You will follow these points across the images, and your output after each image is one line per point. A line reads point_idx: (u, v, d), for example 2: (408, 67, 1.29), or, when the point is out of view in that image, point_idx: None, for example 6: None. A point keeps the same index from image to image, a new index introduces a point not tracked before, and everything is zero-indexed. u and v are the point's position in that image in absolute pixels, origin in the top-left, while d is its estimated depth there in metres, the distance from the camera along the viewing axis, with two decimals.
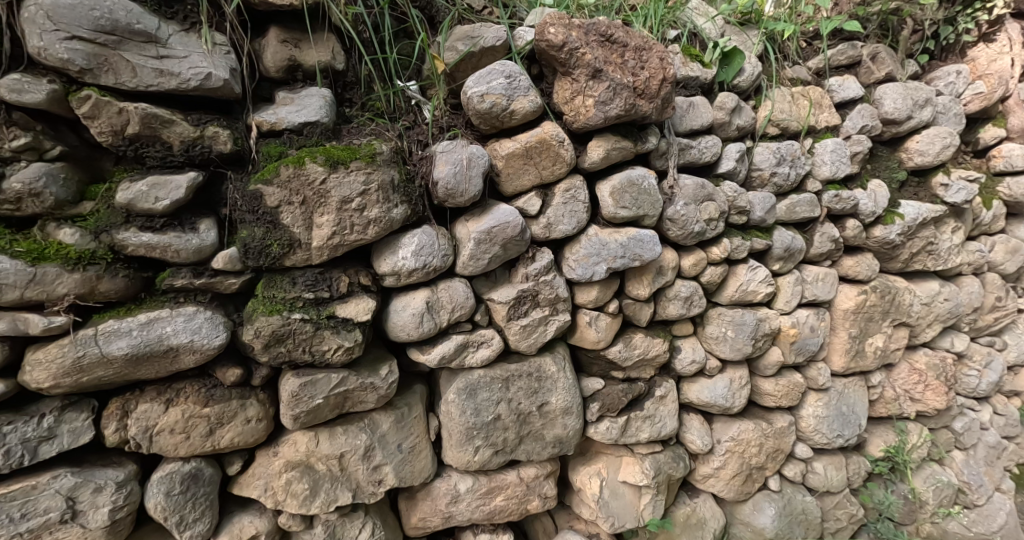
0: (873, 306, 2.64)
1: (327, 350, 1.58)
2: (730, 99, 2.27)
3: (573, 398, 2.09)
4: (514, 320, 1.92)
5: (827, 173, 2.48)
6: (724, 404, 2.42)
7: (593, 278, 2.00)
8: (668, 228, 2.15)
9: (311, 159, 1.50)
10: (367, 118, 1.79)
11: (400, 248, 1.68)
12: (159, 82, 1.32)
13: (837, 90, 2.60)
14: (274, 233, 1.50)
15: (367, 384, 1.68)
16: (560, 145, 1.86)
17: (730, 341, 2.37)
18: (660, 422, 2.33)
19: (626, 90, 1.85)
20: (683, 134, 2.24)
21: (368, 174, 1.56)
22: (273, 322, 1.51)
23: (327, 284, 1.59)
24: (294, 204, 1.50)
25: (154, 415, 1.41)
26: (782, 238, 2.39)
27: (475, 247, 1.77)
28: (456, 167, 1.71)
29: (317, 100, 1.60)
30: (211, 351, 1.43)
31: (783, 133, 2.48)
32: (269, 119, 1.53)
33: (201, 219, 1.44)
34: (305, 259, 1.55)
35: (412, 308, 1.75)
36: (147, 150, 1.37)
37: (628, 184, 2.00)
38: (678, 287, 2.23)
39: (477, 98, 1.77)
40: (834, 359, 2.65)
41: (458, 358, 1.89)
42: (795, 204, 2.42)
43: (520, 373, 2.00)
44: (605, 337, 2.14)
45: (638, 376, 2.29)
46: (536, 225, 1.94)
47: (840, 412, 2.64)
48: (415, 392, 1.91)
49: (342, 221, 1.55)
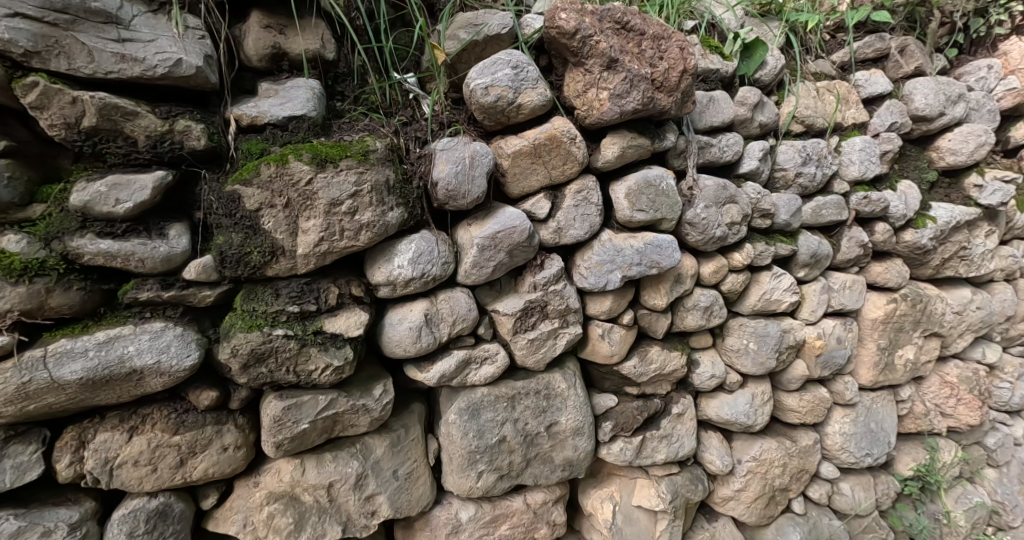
0: (904, 316, 2.47)
1: (313, 370, 1.43)
2: (753, 93, 2.13)
3: (585, 417, 1.93)
4: (521, 334, 1.76)
5: (855, 174, 2.32)
6: (746, 422, 2.24)
7: (607, 286, 1.84)
8: (687, 233, 1.99)
9: (295, 157, 1.35)
10: (360, 113, 1.63)
11: (396, 255, 1.53)
12: (120, 68, 1.16)
13: (864, 86, 2.44)
14: (254, 240, 1.35)
15: (358, 406, 1.51)
16: (571, 142, 1.70)
17: (753, 354, 2.20)
18: (677, 442, 2.16)
19: (645, 82, 1.69)
20: (702, 131, 2.08)
21: (359, 174, 1.41)
22: (252, 339, 1.34)
23: (314, 296, 1.43)
24: (277, 208, 1.35)
25: (115, 446, 1.25)
26: (808, 243, 2.22)
27: (478, 254, 1.61)
28: (457, 166, 1.55)
29: (304, 93, 1.45)
30: (182, 373, 1.27)
31: (808, 131, 2.32)
32: (249, 113, 1.37)
33: (170, 224, 1.28)
34: (289, 268, 1.40)
35: (408, 322, 1.59)
36: (107, 145, 1.21)
37: (645, 185, 1.84)
38: (697, 296, 2.07)
39: (481, 90, 1.61)
40: (861, 372, 2.47)
41: (460, 376, 1.73)
42: (822, 207, 2.25)
43: (527, 391, 1.84)
44: (619, 351, 1.97)
45: (653, 392, 2.13)
46: (545, 230, 1.78)
47: (868, 429, 2.47)
48: (413, 412, 1.74)
49: (331, 225, 1.39)
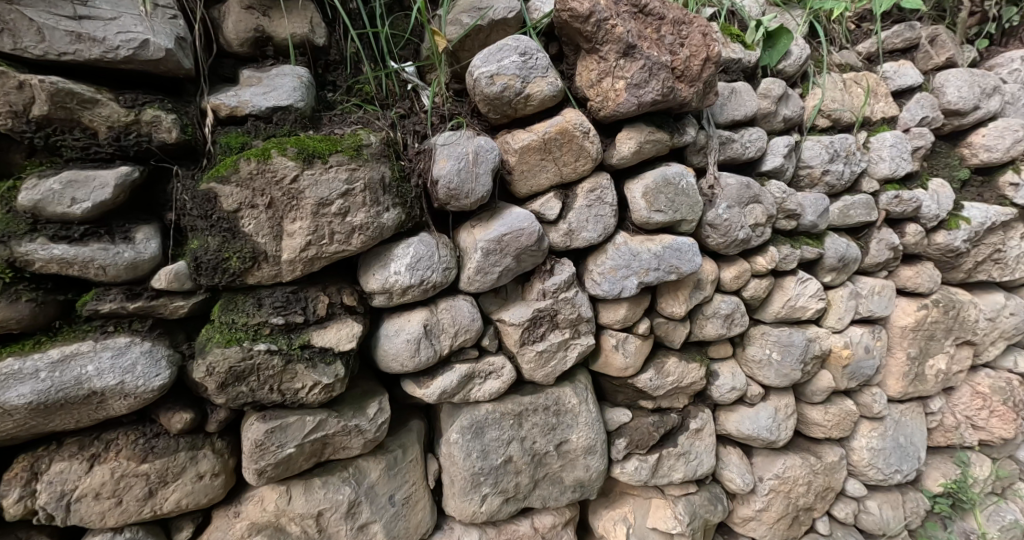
0: (935, 323, 2.32)
1: (300, 388, 1.29)
2: (777, 85, 1.98)
3: (597, 435, 1.78)
4: (529, 345, 1.62)
5: (885, 171, 2.16)
6: (769, 437, 2.10)
7: (622, 294, 1.69)
8: (707, 235, 1.85)
9: (279, 152, 1.21)
10: (353, 105, 1.50)
11: (392, 261, 1.39)
12: (75, 49, 1.03)
13: (893, 78, 2.29)
14: (232, 244, 1.21)
15: (350, 427, 1.37)
16: (584, 136, 1.55)
17: (776, 365, 2.05)
18: (695, 460, 2.01)
19: (665, 70, 1.55)
20: (723, 126, 1.93)
21: (351, 171, 1.27)
22: (230, 355, 1.20)
23: (301, 306, 1.30)
24: (258, 208, 1.21)
25: (73, 477, 1.10)
26: (836, 246, 2.07)
27: (483, 258, 1.47)
28: (459, 162, 1.41)
29: (291, 81, 1.31)
30: (149, 394, 1.12)
31: (835, 126, 2.16)
32: (227, 102, 1.23)
33: (137, 227, 1.14)
34: (272, 275, 1.26)
35: (406, 334, 1.45)
36: (63, 137, 1.07)
37: (664, 183, 1.70)
38: (717, 303, 1.93)
39: (485, 79, 1.47)
40: (889, 383, 2.32)
41: (462, 391, 1.59)
42: (850, 206, 2.10)
43: (535, 407, 1.70)
44: (634, 363, 1.83)
45: (669, 406, 1.99)
46: (555, 233, 1.64)
47: (897, 444, 2.32)
48: (411, 430, 1.60)
49: (320, 228, 1.26)
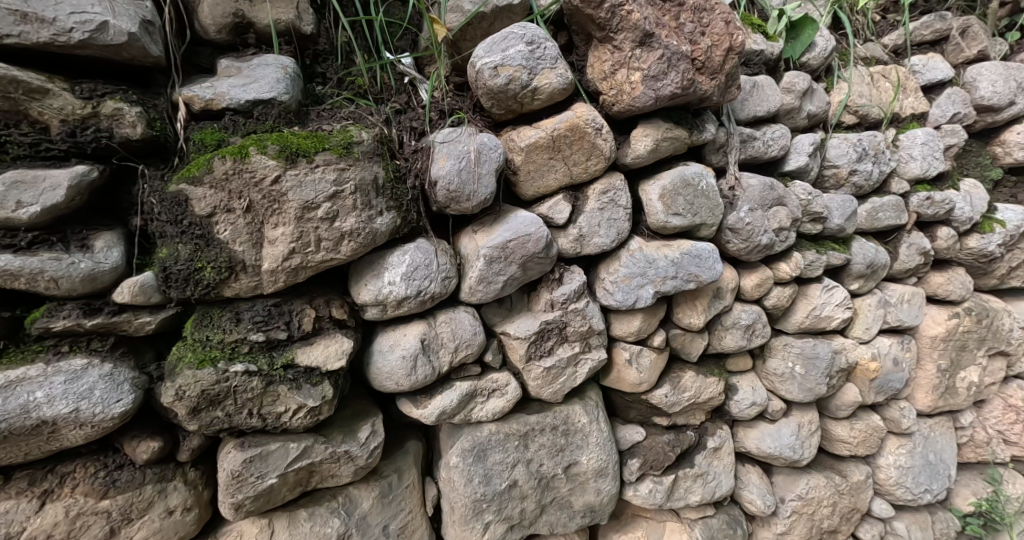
0: (967, 333, 2.19)
1: (283, 413, 1.16)
2: (801, 79, 1.85)
3: (609, 456, 1.65)
4: (536, 361, 1.49)
5: (916, 171, 2.02)
6: (791, 456, 1.96)
7: (637, 304, 1.56)
8: (728, 240, 1.71)
9: (258, 149, 1.08)
10: (344, 99, 1.38)
11: (386, 270, 1.27)
12: (21, 30, 0.91)
13: (921, 72, 2.15)
14: (206, 253, 1.08)
15: (339, 453, 1.25)
16: (597, 133, 1.42)
17: (800, 379, 1.91)
18: (714, 481, 1.88)
19: (685, 61, 1.41)
20: (744, 122, 1.80)
21: (340, 171, 1.15)
22: (202, 378, 1.07)
23: (284, 321, 1.17)
24: (236, 213, 1.09)
25: (20, 517, 0.98)
26: (863, 251, 1.93)
27: (486, 267, 1.34)
28: (460, 161, 1.28)
29: (274, 72, 1.19)
30: (109, 423, 1.00)
31: (861, 123, 2.03)
32: (201, 94, 1.10)
33: (96, 234, 1.02)
34: (252, 287, 1.14)
35: (402, 350, 1.32)
36: (8, 132, 0.96)
37: (682, 184, 1.57)
38: (737, 313, 1.80)
39: (488, 71, 1.34)
40: (918, 396, 2.18)
41: (463, 411, 1.46)
42: (879, 209, 1.96)
43: (542, 427, 1.57)
44: (648, 379, 1.69)
45: (685, 423, 1.86)
46: (565, 238, 1.51)
47: (927, 462, 2.18)
48: (407, 453, 1.48)
49: (305, 234, 1.14)
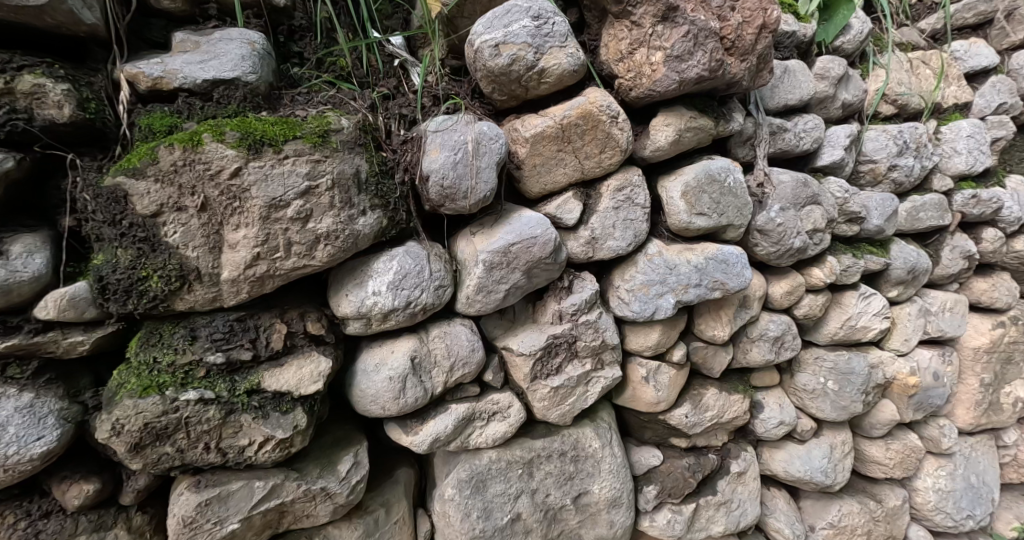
0: (1012, 344, 2.01)
1: (246, 446, 0.99)
2: (836, 64, 1.66)
3: (623, 484, 1.48)
4: (542, 380, 1.32)
5: (960, 167, 1.84)
6: (823, 481, 1.78)
7: (656, 315, 1.38)
8: (756, 243, 1.53)
9: (214, 136, 0.91)
10: (323, 82, 1.20)
11: (370, 278, 1.09)
12: None
13: (964, 58, 1.97)
14: (152, 259, 0.91)
15: (315, 491, 1.08)
16: (612, 121, 1.25)
17: (833, 397, 1.73)
18: (738, 509, 1.70)
19: (714, 38, 1.23)
20: (773, 112, 1.62)
21: (314, 163, 0.98)
22: (145, 409, 0.90)
23: (249, 338, 1.00)
24: (188, 212, 0.92)
25: None
26: (904, 255, 1.75)
27: (485, 274, 1.17)
28: (455, 152, 1.11)
29: (238, 47, 1.01)
30: (28, 465, 0.84)
31: (899, 113, 1.85)
32: (149, 71, 0.93)
33: (14, 238, 0.85)
34: (210, 299, 0.97)
35: (389, 370, 1.15)
36: None
37: (707, 180, 1.39)
38: (765, 324, 1.62)
39: (489, 49, 1.17)
40: (959, 413, 2.00)
41: (460, 438, 1.29)
42: (920, 208, 1.77)
43: (549, 453, 1.40)
44: (667, 398, 1.51)
45: (706, 445, 1.68)
46: (575, 240, 1.34)
47: (969, 485, 1.99)
48: (397, 483, 1.31)
49: (272, 237, 0.96)
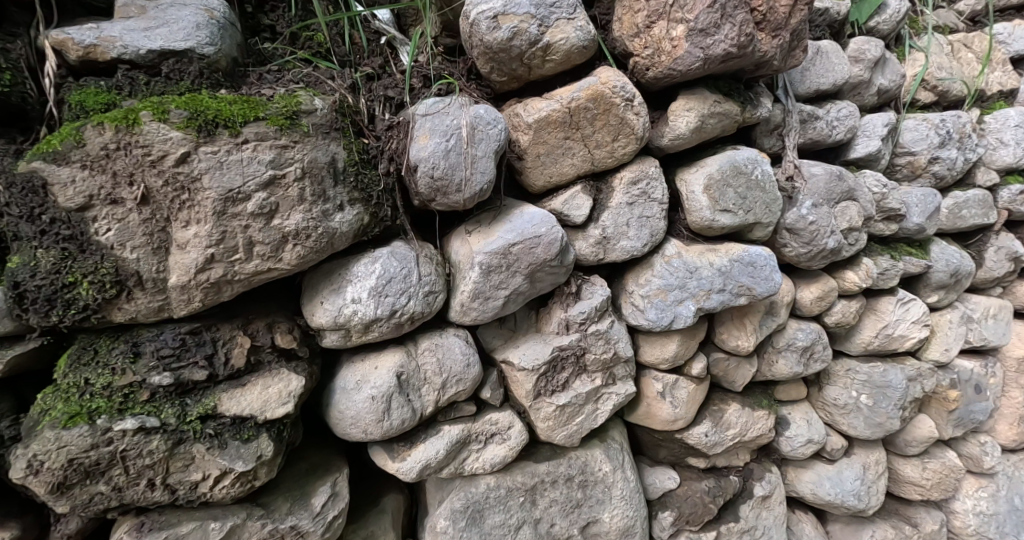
0: None
1: (199, 481, 0.84)
2: (872, 46, 1.50)
3: (637, 512, 1.32)
4: (546, 398, 1.17)
5: (1007, 159, 1.67)
6: (856, 505, 1.61)
7: (674, 325, 1.23)
8: (785, 244, 1.37)
9: (155, 115, 0.77)
10: (298, 59, 1.06)
11: (349, 284, 0.94)
12: None
13: (1007, 41, 1.79)
14: (81, 261, 0.77)
15: (283, 531, 0.93)
16: (627, 105, 1.09)
17: (866, 412, 1.56)
18: (762, 536, 1.54)
19: (743, 9, 1.08)
20: (803, 98, 1.47)
21: (280, 150, 0.83)
22: (70, 442, 0.76)
23: (204, 354, 0.85)
24: (125, 206, 0.77)
25: None
26: (945, 257, 1.59)
27: (483, 279, 1.02)
28: (447, 138, 0.95)
29: (192, 14, 0.86)
30: None
31: (939, 101, 1.68)
32: (78, 38, 0.78)
33: None
34: (155, 309, 0.82)
35: (371, 388, 1.00)
36: None
37: (732, 172, 1.23)
38: (793, 333, 1.46)
39: (486, 21, 1.02)
40: (1002, 429, 1.83)
41: (453, 463, 1.14)
42: (963, 205, 1.61)
43: (554, 479, 1.25)
44: (685, 416, 1.36)
45: (727, 466, 1.53)
46: (584, 240, 1.18)
47: (1013, 507, 1.82)
48: (383, 514, 1.16)
49: (227, 235, 0.81)
